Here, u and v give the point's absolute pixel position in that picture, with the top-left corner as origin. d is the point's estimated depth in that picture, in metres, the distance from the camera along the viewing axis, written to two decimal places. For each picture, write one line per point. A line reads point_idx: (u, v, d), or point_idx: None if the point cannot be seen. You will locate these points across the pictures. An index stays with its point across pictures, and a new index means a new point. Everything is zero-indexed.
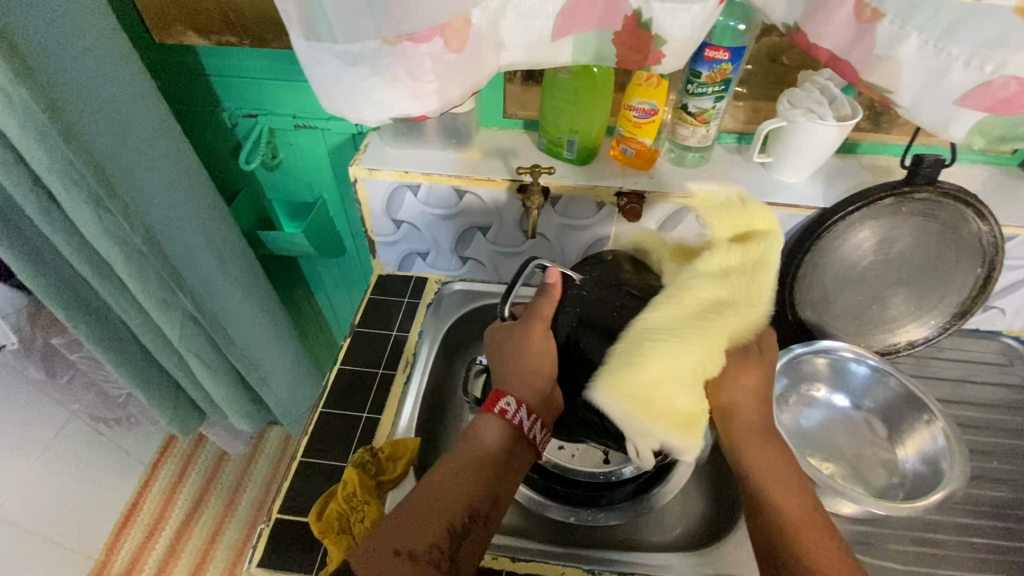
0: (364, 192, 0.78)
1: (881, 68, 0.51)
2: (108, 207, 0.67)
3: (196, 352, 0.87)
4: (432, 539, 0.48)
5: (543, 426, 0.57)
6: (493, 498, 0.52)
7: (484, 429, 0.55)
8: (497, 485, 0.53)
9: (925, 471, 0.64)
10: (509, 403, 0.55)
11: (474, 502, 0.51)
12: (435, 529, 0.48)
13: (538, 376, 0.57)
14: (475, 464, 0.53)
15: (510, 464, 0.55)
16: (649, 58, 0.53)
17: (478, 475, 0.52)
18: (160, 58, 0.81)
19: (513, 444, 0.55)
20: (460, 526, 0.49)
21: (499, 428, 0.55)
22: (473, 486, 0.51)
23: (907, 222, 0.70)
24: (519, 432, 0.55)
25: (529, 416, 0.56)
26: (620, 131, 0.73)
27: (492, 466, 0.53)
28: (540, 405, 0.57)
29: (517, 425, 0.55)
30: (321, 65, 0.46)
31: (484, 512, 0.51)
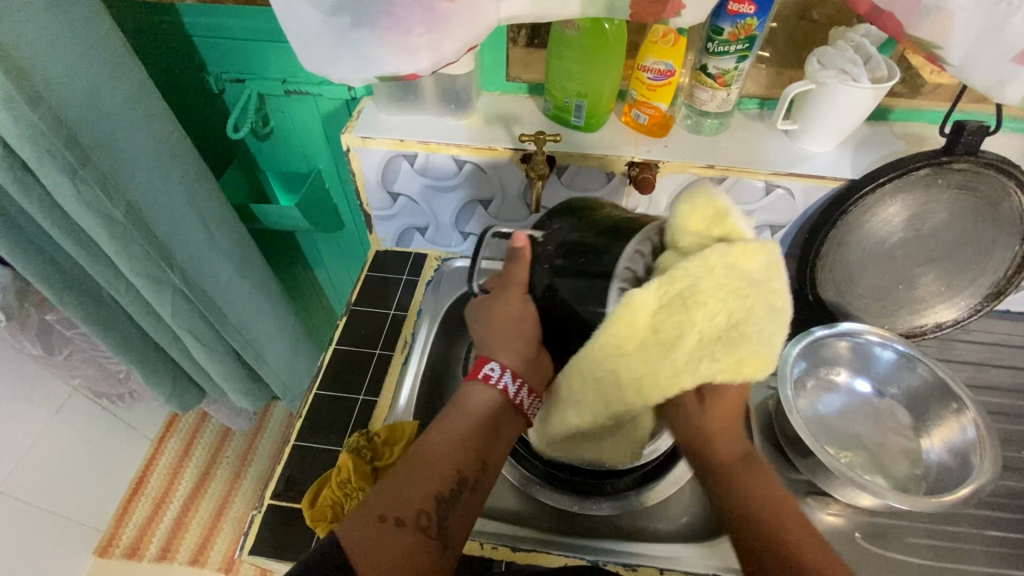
0: (358, 162, 0.74)
1: (930, 21, 0.46)
2: (86, 179, 0.63)
3: (189, 329, 0.85)
4: (419, 505, 0.45)
5: (533, 392, 0.52)
6: (483, 462, 0.48)
7: (472, 394, 0.51)
8: (487, 449, 0.49)
9: (953, 464, 0.61)
10: (493, 367, 0.51)
11: (463, 468, 0.47)
12: (422, 494, 0.45)
13: (519, 333, 0.51)
14: (465, 429, 0.49)
15: (501, 429, 0.51)
16: (666, 10, 0.48)
17: (469, 441, 0.49)
18: (139, 16, 0.75)
19: (504, 409, 0.51)
20: (448, 492, 0.46)
21: (486, 393, 0.51)
22: (461, 450, 0.48)
23: (944, 196, 0.65)
24: (508, 399, 0.51)
25: (515, 381, 0.51)
26: (633, 95, 0.67)
27: (483, 430, 0.49)
28: (528, 369, 0.51)
29: (503, 390, 0.51)
30: (300, 18, 0.41)
31: (473, 478, 0.47)
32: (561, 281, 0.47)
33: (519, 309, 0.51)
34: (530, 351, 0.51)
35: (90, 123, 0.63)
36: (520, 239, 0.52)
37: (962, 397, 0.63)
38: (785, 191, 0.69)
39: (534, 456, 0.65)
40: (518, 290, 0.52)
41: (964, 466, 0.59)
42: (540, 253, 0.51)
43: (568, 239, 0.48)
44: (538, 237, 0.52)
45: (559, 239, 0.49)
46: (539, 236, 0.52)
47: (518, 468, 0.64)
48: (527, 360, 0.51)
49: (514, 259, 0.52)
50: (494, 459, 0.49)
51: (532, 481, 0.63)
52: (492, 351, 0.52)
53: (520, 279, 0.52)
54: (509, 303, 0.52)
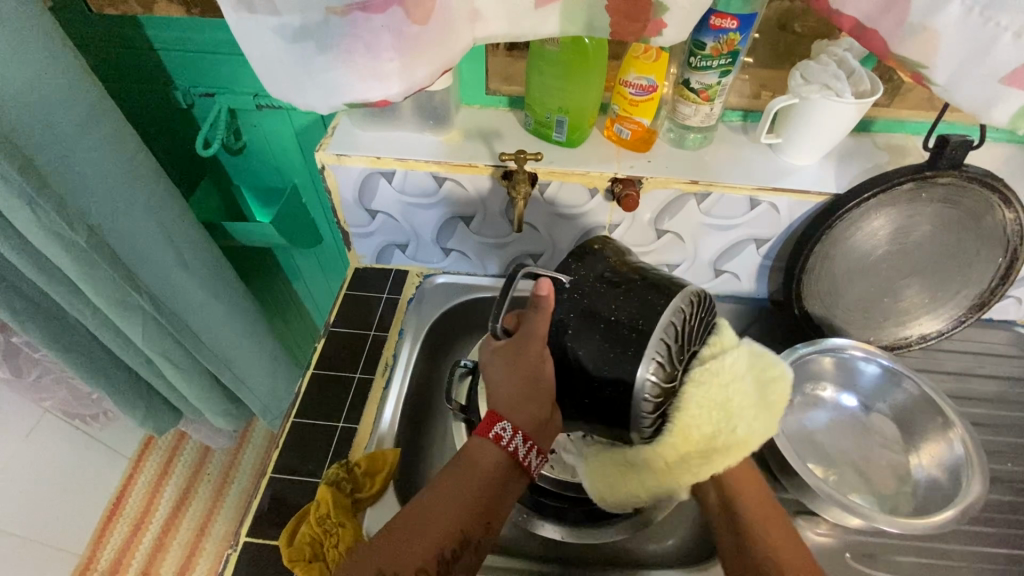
0: (333, 180, 0.71)
1: (915, 40, 0.45)
2: (43, 205, 0.59)
3: (162, 352, 0.81)
4: (419, 564, 0.44)
5: (539, 453, 0.51)
6: (488, 523, 0.48)
7: (481, 450, 0.50)
8: (493, 508, 0.48)
9: (943, 482, 0.60)
10: (505, 428, 0.49)
11: (467, 529, 0.47)
12: (423, 553, 0.45)
13: (532, 390, 0.49)
14: (471, 486, 0.48)
15: (508, 487, 0.50)
16: (648, 29, 0.46)
17: (474, 500, 0.48)
18: (100, 30, 0.72)
19: (509, 471, 0.50)
20: (450, 553, 0.45)
21: (495, 453, 0.49)
22: (466, 509, 0.47)
23: (927, 209, 0.65)
24: (514, 461, 0.50)
25: (524, 443, 0.50)
26: (615, 110, 0.66)
27: (489, 487, 0.49)
28: (538, 434, 0.51)
29: (512, 452, 0.49)
30: (260, 44, 0.39)
31: (476, 538, 0.47)
32: (587, 341, 0.45)
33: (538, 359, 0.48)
34: (544, 413, 0.50)
35: (45, 147, 0.59)
36: (542, 285, 0.48)
37: (948, 412, 0.63)
38: (769, 205, 0.68)
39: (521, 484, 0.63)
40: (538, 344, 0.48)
41: (955, 485, 0.59)
42: (563, 304, 0.47)
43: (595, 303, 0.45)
44: (565, 281, 0.47)
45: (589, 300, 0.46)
46: (568, 283, 0.47)
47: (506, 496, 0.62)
48: (538, 421, 0.50)
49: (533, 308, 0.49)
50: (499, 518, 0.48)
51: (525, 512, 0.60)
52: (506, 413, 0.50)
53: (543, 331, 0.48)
54: (531, 352, 0.48)
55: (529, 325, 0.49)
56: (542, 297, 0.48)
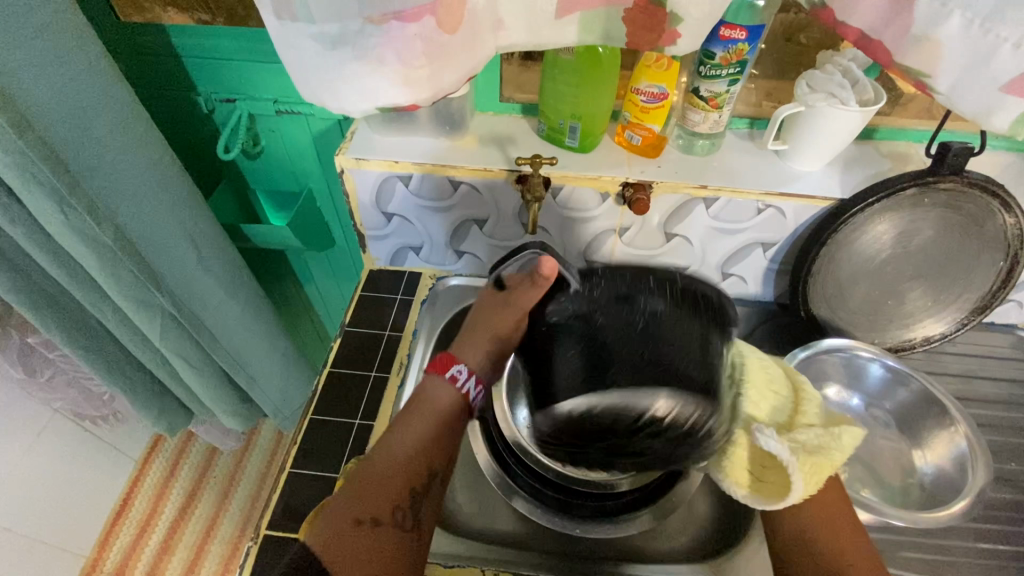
0: (352, 183, 0.73)
1: (918, 50, 0.47)
2: (73, 205, 0.62)
3: (179, 352, 0.83)
4: (396, 501, 0.49)
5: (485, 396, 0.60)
6: (450, 457, 0.54)
7: (436, 393, 0.55)
8: (452, 443, 0.55)
9: (950, 477, 0.62)
10: (461, 371, 0.57)
11: (432, 464, 0.52)
12: (397, 492, 0.49)
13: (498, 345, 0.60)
14: (431, 429, 0.53)
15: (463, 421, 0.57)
16: (662, 38, 0.48)
17: (435, 438, 0.53)
18: (128, 37, 0.74)
19: (461, 411, 0.56)
20: (420, 486, 0.50)
21: (452, 395, 0.56)
22: (429, 449, 0.52)
23: (929, 214, 0.67)
24: (465, 400, 0.57)
25: (476, 387, 0.58)
26: (627, 116, 0.68)
27: (447, 425, 0.55)
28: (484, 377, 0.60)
29: (466, 394, 0.56)
30: (296, 50, 0.41)
31: (441, 470, 0.53)
32: (570, 347, 0.51)
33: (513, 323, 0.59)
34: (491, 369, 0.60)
35: (78, 149, 0.62)
36: (548, 265, 0.56)
37: (953, 410, 0.63)
38: (776, 210, 0.70)
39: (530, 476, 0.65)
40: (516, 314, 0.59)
41: (960, 481, 0.60)
42: (565, 296, 0.55)
43: (596, 319, 0.51)
44: (575, 284, 0.55)
45: (598, 321, 0.51)
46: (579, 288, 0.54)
47: (506, 478, 0.64)
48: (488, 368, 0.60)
49: (536, 280, 0.57)
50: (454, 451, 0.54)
51: (523, 497, 0.63)
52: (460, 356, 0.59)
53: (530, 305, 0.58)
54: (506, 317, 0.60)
55: (524, 294, 0.58)
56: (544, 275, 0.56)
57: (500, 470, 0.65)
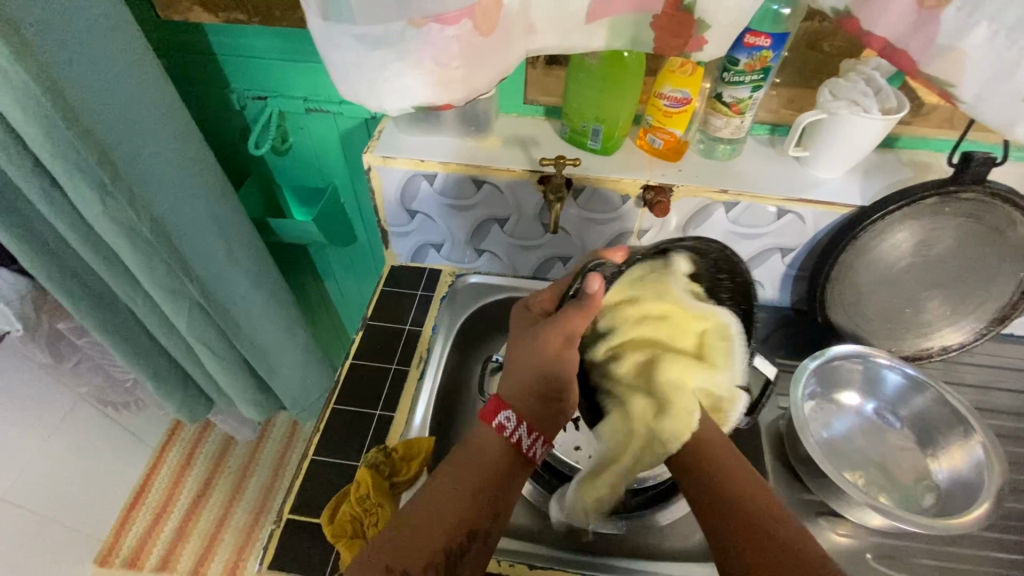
0: (378, 181, 0.75)
1: (943, 60, 0.48)
2: (114, 194, 0.64)
3: (204, 342, 0.86)
4: (429, 557, 0.48)
5: (544, 442, 0.55)
6: (495, 514, 0.51)
7: (485, 443, 0.54)
8: (500, 501, 0.52)
9: (964, 486, 0.62)
10: (508, 418, 0.54)
11: (475, 521, 0.50)
12: (432, 545, 0.48)
13: (544, 387, 0.53)
14: (477, 483, 0.52)
15: (514, 482, 0.53)
16: (689, 44, 0.49)
17: (479, 493, 0.51)
18: (168, 35, 0.77)
19: (514, 463, 0.54)
20: (459, 544, 0.49)
21: (499, 443, 0.53)
22: (473, 503, 0.51)
23: (950, 223, 0.67)
24: (516, 449, 0.54)
25: (529, 433, 0.54)
26: (649, 120, 0.69)
27: (494, 480, 0.52)
28: (541, 420, 0.54)
29: (514, 441, 0.53)
30: (339, 50, 0.43)
31: (484, 531, 0.50)
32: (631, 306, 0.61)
33: (555, 352, 0.52)
34: (552, 405, 0.54)
35: (121, 141, 0.64)
36: (594, 282, 0.49)
37: (969, 419, 0.64)
38: (796, 216, 0.70)
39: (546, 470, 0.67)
40: (563, 335, 0.52)
41: (978, 487, 0.60)
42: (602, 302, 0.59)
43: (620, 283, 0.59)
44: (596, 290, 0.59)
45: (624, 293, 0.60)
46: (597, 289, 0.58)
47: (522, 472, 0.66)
48: (544, 413, 0.54)
49: (582, 304, 0.51)
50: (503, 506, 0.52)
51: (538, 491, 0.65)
52: (510, 401, 0.55)
53: (577, 330, 0.52)
54: (550, 343, 0.52)
55: (570, 321, 0.51)
56: (595, 294, 0.50)
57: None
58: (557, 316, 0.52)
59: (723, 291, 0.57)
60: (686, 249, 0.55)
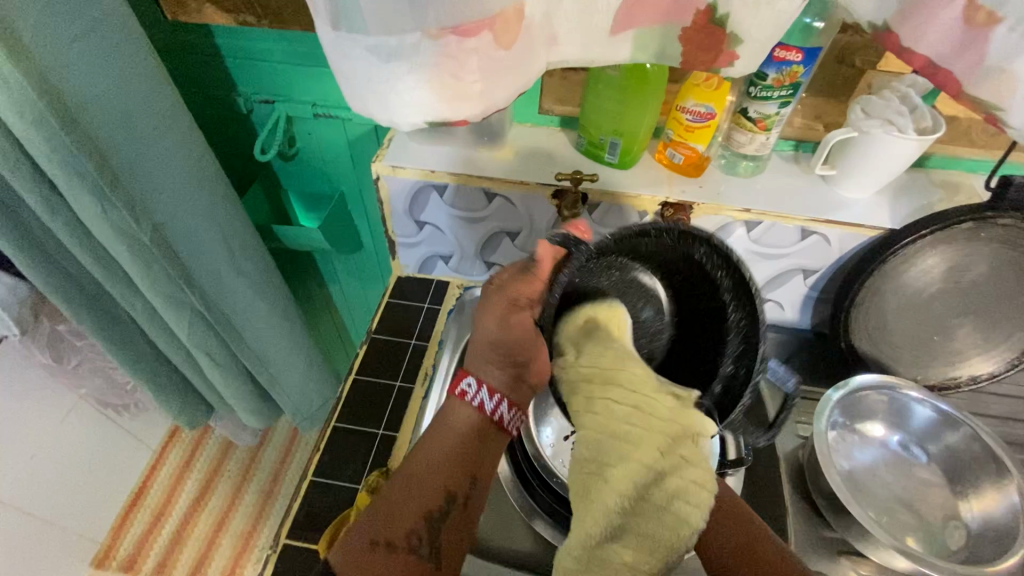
0: (386, 191, 0.73)
1: (991, 82, 0.45)
2: (114, 202, 0.62)
3: (205, 350, 0.83)
4: (410, 527, 0.46)
5: (514, 407, 0.50)
6: (471, 478, 0.48)
7: (452, 409, 0.50)
8: (476, 464, 0.48)
9: (995, 528, 0.58)
10: (470, 383, 0.49)
11: (452, 486, 0.47)
12: (413, 516, 0.46)
13: (505, 355, 0.49)
14: (449, 449, 0.48)
15: (490, 445, 0.50)
16: (719, 59, 0.46)
17: (455, 458, 0.48)
18: (174, 35, 0.75)
19: (485, 426, 0.49)
20: (438, 512, 0.46)
21: (465, 408, 0.49)
22: (449, 471, 0.48)
23: (984, 249, 0.64)
24: (483, 413, 0.49)
25: (492, 397, 0.49)
26: (669, 134, 0.66)
27: (469, 445, 0.49)
28: (507, 386, 0.49)
29: (479, 407, 0.49)
30: (349, 60, 0.40)
31: (462, 496, 0.48)
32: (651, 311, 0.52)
33: (501, 316, 0.49)
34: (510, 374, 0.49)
35: (122, 148, 0.62)
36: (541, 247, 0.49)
37: (1003, 458, 0.61)
38: (820, 237, 0.67)
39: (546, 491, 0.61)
40: (506, 303, 0.49)
41: (1011, 532, 0.57)
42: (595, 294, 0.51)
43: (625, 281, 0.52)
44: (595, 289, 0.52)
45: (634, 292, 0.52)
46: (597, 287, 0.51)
47: (526, 498, 0.61)
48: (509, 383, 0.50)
49: (530, 271, 0.50)
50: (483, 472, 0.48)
51: (539, 515, 0.60)
52: (474, 367, 0.50)
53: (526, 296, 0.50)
54: (495, 311, 0.50)
55: (512, 287, 0.50)
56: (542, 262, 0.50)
57: (521, 488, 0.62)
58: (504, 283, 0.50)
59: (723, 287, 0.48)
60: (677, 238, 0.48)
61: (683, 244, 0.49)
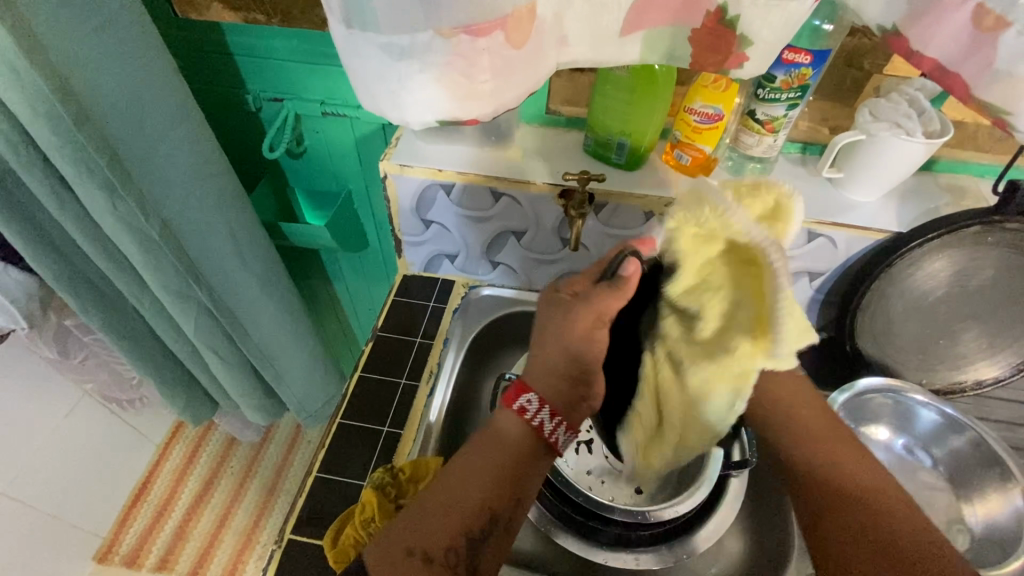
0: (393, 189, 0.73)
1: (1000, 86, 0.45)
2: (123, 196, 0.63)
3: (210, 345, 0.84)
4: (450, 541, 0.45)
5: (568, 428, 0.51)
6: (517, 499, 0.48)
7: (506, 425, 0.50)
8: (521, 485, 0.49)
9: (1000, 534, 0.58)
10: (530, 400, 0.50)
11: (496, 504, 0.47)
12: (453, 529, 0.45)
13: (573, 369, 0.51)
14: (497, 467, 0.49)
15: (537, 468, 0.50)
16: (729, 61, 0.46)
17: (500, 477, 0.48)
18: (185, 33, 0.76)
19: (537, 447, 0.50)
20: (479, 529, 0.46)
21: (520, 427, 0.50)
22: (495, 487, 0.48)
23: (991, 253, 0.63)
24: (537, 433, 0.50)
25: (551, 417, 0.50)
26: (677, 135, 0.66)
27: (517, 465, 0.49)
28: (564, 405, 0.51)
29: (536, 425, 0.50)
30: (361, 58, 0.40)
31: (505, 516, 0.47)
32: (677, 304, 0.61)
33: (586, 330, 0.51)
34: (567, 386, 0.51)
35: (132, 143, 0.63)
36: (632, 266, 0.50)
37: (1008, 463, 0.60)
38: (827, 239, 0.67)
39: (550, 490, 0.62)
40: (591, 314, 0.50)
41: (1015, 537, 0.56)
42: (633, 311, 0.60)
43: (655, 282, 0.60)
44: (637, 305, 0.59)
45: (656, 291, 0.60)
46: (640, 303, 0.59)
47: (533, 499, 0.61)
48: (570, 400, 0.52)
49: (616, 287, 0.50)
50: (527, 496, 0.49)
51: (547, 518, 0.60)
52: (532, 383, 0.51)
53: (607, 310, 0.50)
54: (580, 322, 0.51)
55: (599, 299, 0.50)
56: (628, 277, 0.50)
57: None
58: (592, 298, 0.51)
59: None
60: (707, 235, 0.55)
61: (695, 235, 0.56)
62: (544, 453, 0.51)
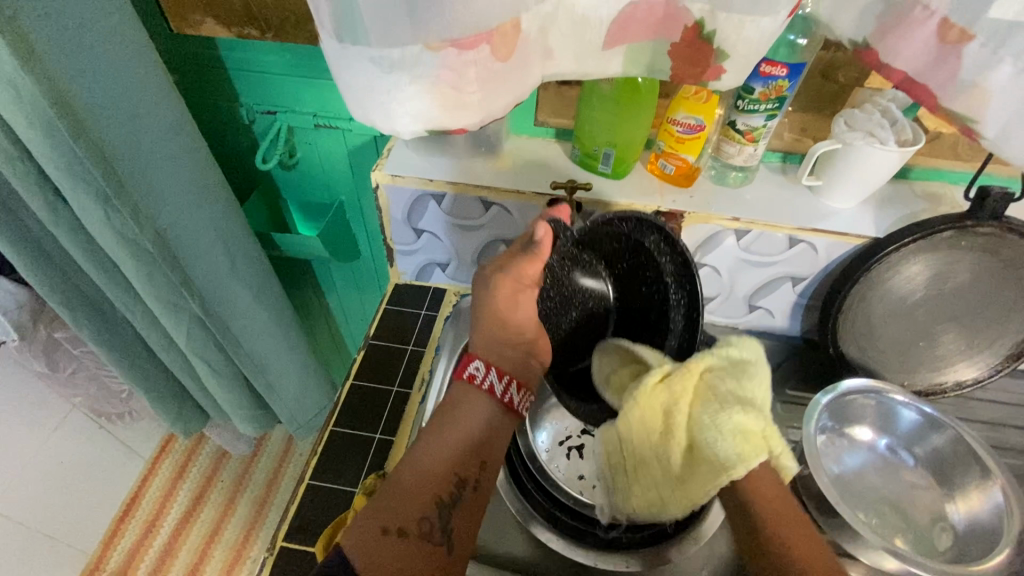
0: (385, 200, 0.75)
1: (965, 96, 0.47)
2: (117, 207, 0.64)
3: (202, 356, 0.84)
4: (422, 513, 0.46)
5: (522, 389, 0.55)
6: (481, 463, 0.51)
7: (459, 397, 0.53)
8: (483, 449, 0.51)
9: (982, 531, 0.59)
10: (477, 367, 0.54)
11: (462, 469, 0.49)
12: (424, 502, 0.46)
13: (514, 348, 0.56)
14: (458, 436, 0.51)
15: (497, 433, 0.53)
16: (707, 73, 0.48)
17: (462, 445, 0.50)
18: (180, 48, 0.77)
19: (495, 412, 0.53)
20: (449, 496, 0.47)
21: (475, 395, 0.53)
22: (459, 455, 0.50)
23: (966, 257, 0.66)
24: (491, 396, 0.53)
25: (500, 380, 0.54)
26: (661, 145, 0.68)
27: (476, 433, 0.52)
28: (512, 369, 0.55)
29: (488, 388, 0.53)
30: (353, 70, 0.42)
31: (473, 479, 0.49)
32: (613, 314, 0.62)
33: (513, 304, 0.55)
34: (520, 358, 0.56)
35: (127, 155, 0.64)
36: (542, 229, 0.53)
37: (987, 460, 0.62)
38: (807, 245, 0.69)
39: (540, 493, 0.63)
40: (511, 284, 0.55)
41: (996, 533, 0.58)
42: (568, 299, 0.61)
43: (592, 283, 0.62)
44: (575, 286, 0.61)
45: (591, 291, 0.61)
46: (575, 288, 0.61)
47: (523, 503, 0.61)
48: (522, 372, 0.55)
49: (532, 250, 0.54)
50: (492, 458, 0.51)
51: (534, 517, 0.60)
52: (481, 353, 0.56)
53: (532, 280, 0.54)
54: (504, 293, 0.55)
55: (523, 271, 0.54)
56: (542, 240, 0.54)
57: (516, 491, 0.62)
58: (510, 266, 0.55)
59: (665, 270, 0.57)
60: (633, 225, 0.57)
61: (636, 231, 0.57)
62: (501, 415, 0.54)
